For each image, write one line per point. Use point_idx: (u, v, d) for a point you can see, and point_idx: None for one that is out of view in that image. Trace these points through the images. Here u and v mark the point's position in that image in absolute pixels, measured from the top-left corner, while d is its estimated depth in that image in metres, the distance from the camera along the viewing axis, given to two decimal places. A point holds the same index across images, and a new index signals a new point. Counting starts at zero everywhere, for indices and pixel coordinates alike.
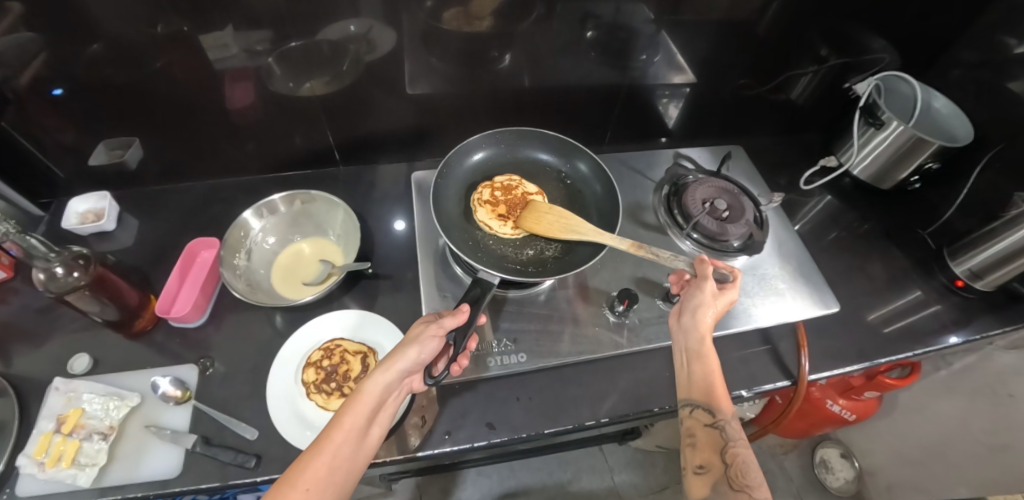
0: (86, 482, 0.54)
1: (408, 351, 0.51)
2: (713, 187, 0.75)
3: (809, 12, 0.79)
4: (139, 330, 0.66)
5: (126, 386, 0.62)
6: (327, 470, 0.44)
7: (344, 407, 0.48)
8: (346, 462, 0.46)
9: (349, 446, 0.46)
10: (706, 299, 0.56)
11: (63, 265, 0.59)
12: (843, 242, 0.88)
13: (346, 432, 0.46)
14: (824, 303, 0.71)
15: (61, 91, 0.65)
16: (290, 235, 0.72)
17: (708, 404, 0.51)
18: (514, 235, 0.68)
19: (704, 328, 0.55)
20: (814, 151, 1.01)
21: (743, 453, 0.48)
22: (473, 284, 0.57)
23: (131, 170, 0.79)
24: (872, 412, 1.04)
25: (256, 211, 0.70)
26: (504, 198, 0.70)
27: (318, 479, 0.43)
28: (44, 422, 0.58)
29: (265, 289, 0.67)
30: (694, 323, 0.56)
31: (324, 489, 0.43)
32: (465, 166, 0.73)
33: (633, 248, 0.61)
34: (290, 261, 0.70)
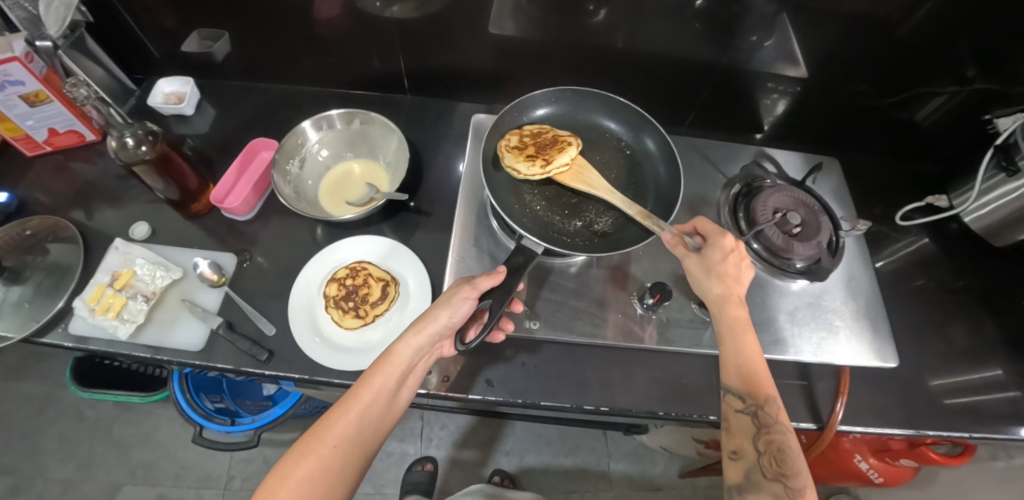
0: (125, 335, 0.60)
1: (440, 313, 0.50)
2: (792, 198, 0.66)
3: (965, 21, 0.66)
4: (196, 212, 0.70)
5: (174, 259, 0.67)
6: (355, 428, 0.44)
7: (374, 367, 0.48)
8: (374, 423, 0.46)
9: (376, 408, 0.46)
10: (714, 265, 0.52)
11: (135, 139, 0.62)
12: (925, 294, 0.78)
13: (374, 393, 0.46)
14: (886, 357, 0.63)
15: None
16: (343, 152, 0.72)
17: (743, 388, 0.47)
18: (543, 172, 0.59)
19: (733, 301, 0.50)
20: (924, 186, 0.88)
21: (781, 440, 0.44)
22: (516, 253, 0.55)
23: (216, 63, 0.81)
24: (904, 480, 0.94)
25: (312, 124, 0.70)
26: (535, 142, 0.62)
27: (345, 436, 0.44)
28: (101, 274, 0.64)
29: (309, 199, 0.68)
30: (722, 294, 0.50)
31: (351, 449, 0.44)
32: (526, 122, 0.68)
33: (638, 213, 0.55)
34: (339, 178, 0.71)
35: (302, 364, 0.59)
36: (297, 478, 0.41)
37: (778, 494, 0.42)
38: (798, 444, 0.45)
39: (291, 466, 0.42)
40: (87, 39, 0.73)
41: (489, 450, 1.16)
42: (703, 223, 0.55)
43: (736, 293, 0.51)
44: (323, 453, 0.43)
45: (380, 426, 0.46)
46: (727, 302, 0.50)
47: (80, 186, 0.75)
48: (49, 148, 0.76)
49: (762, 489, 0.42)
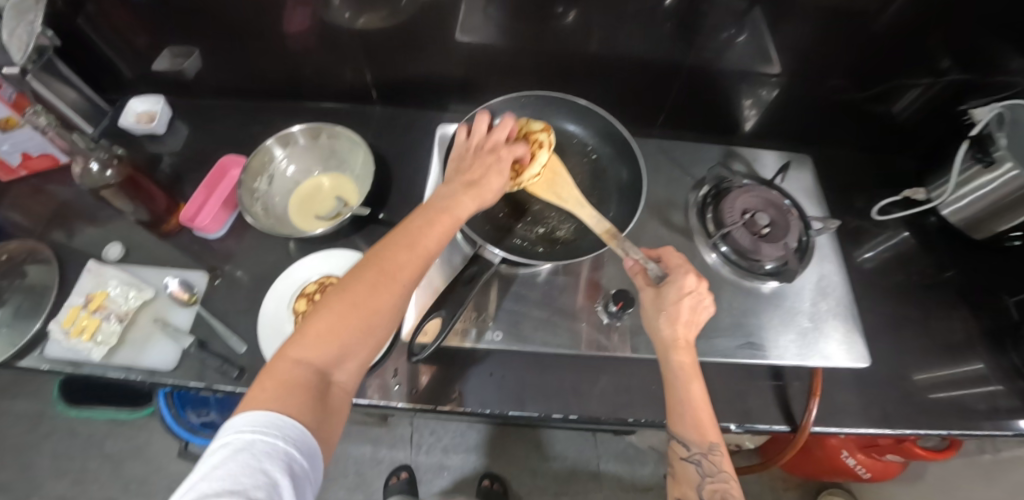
0: (98, 356, 0.61)
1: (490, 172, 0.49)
2: (760, 198, 0.66)
3: (937, 15, 0.65)
4: (168, 231, 0.71)
5: (147, 279, 0.67)
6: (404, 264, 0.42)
7: (426, 219, 0.45)
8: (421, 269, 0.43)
9: (429, 258, 0.44)
10: (666, 304, 0.50)
11: (100, 163, 0.63)
12: (903, 289, 0.77)
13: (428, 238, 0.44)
14: (859, 357, 0.62)
15: None
16: (311, 167, 0.73)
17: (686, 435, 0.46)
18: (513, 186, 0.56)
19: (679, 347, 0.49)
20: (901, 178, 0.87)
21: (723, 491, 0.44)
22: (471, 262, 0.54)
23: (188, 81, 0.81)
24: (892, 476, 0.94)
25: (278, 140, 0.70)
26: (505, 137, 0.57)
27: (396, 267, 0.42)
28: (75, 297, 0.65)
29: (280, 216, 0.69)
30: (669, 338, 0.49)
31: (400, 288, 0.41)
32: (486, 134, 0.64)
33: (606, 235, 0.55)
34: (309, 192, 0.71)
35: None
36: (352, 317, 0.39)
37: None
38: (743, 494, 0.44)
39: (341, 297, 0.40)
40: (57, 63, 0.73)
41: (480, 452, 1.16)
42: (669, 252, 0.55)
43: (682, 335, 0.49)
44: (380, 295, 0.40)
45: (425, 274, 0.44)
46: (672, 348, 0.49)
47: (56, 208, 0.76)
48: (23, 173, 0.77)
49: None
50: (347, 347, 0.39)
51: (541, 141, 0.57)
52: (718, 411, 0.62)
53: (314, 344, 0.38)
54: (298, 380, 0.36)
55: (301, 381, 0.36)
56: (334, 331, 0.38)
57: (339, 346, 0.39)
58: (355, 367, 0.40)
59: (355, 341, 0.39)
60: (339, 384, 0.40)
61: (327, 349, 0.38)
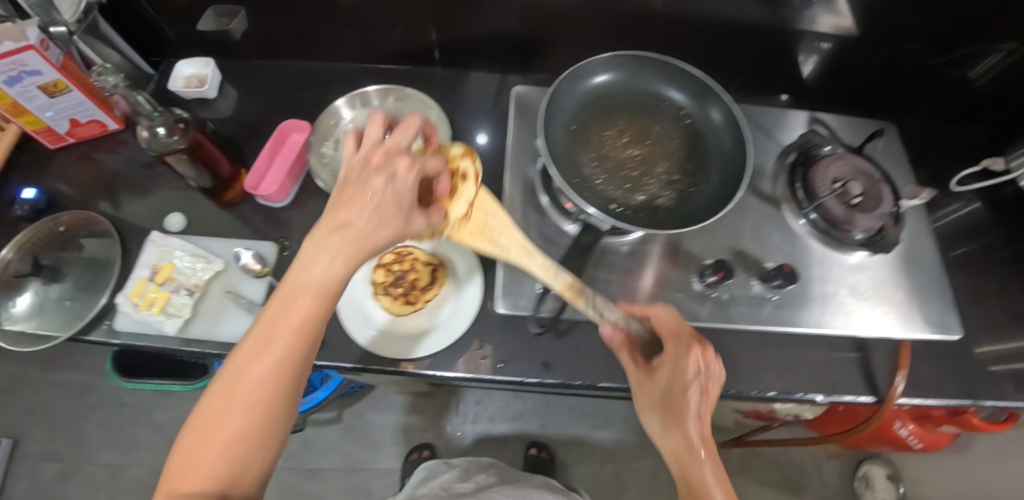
0: (172, 330, 0.59)
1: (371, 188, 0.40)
2: (850, 166, 0.63)
3: None
4: (229, 200, 0.67)
5: (213, 250, 0.65)
6: (270, 370, 0.35)
7: (291, 290, 0.37)
8: (299, 361, 0.37)
9: (305, 329, 0.37)
10: (673, 377, 0.46)
11: (165, 127, 0.57)
12: (979, 260, 0.75)
13: (296, 324, 0.37)
14: (951, 330, 0.61)
15: None
16: None
17: None
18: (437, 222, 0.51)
19: (695, 445, 0.43)
20: (978, 148, 0.83)
21: None
22: (580, 233, 0.51)
23: (234, 41, 0.77)
24: (942, 446, 0.94)
25: (359, 101, 0.69)
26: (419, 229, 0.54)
27: (262, 380, 0.35)
28: (140, 269, 0.63)
29: None
30: (682, 431, 0.43)
31: (274, 395, 0.35)
32: (578, 94, 0.56)
33: (569, 293, 0.50)
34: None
35: (353, 353, 0.58)
36: (218, 432, 0.34)
37: None
38: None
39: (205, 429, 0.34)
40: (99, 21, 0.68)
41: (525, 423, 1.17)
42: (667, 317, 0.49)
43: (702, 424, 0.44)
44: (249, 396, 0.35)
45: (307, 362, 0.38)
46: (684, 445, 0.43)
47: (108, 176, 0.73)
48: (71, 140, 0.74)
49: None
50: (225, 463, 0.33)
51: (463, 172, 0.53)
52: (804, 383, 0.61)
53: (181, 478, 0.33)
54: None
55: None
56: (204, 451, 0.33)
57: (213, 467, 0.33)
58: (251, 477, 0.35)
59: (231, 454, 0.34)
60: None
61: (203, 474, 0.33)
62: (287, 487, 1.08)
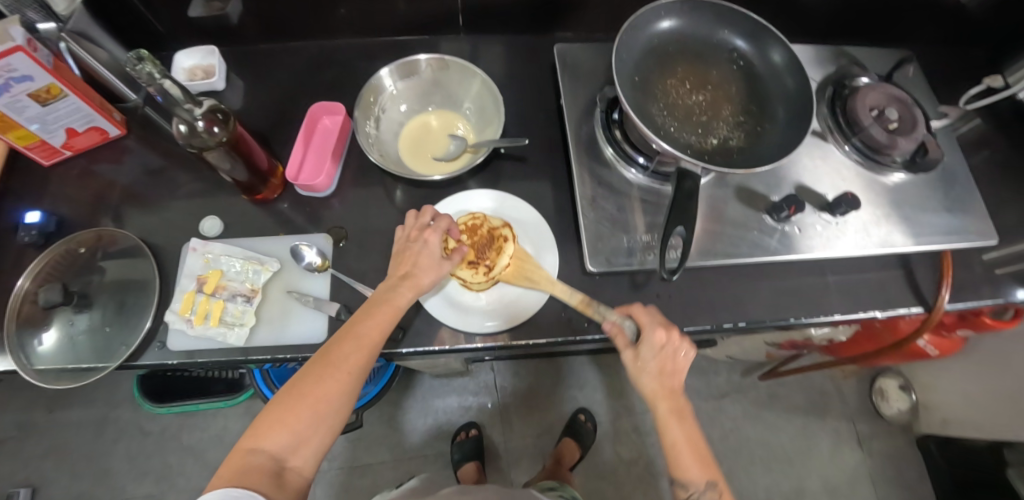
0: (237, 340, 0.56)
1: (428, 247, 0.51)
2: (885, 94, 0.66)
3: None
4: (265, 197, 0.62)
5: (260, 250, 0.61)
6: (354, 354, 0.45)
7: (372, 312, 0.48)
8: (369, 356, 0.46)
9: (376, 345, 0.47)
10: (650, 354, 0.49)
11: (203, 118, 0.52)
12: (993, 170, 0.79)
13: (375, 326, 0.47)
14: (987, 234, 0.66)
15: None
16: (416, 106, 0.66)
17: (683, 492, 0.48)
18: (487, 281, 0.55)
19: (666, 398, 0.48)
20: (974, 68, 0.87)
21: None
22: (679, 179, 0.47)
23: (232, 25, 0.70)
24: (954, 350, 1.02)
25: (399, 73, 0.63)
26: (471, 242, 0.57)
27: (347, 361, 0.45)
28: (186, 280, 0.58)
29: (395, 162, 0.62)
30: (660, 394, 0.48)
31: (349, 378, 0.45)
32: (638, 45, 0.56)
33: (581, 304, 0.52)
34: (420, 133, 0.65)
35: (435, 336, 0.55)
36: (301, 406, 0.42)
37: None
38: None
39: (296, 386, 0.43)
40: (81, 14, 0.61)
41: (565, 388, 1.18)
42: (638, 309, 0.51)
43: (676, 385, 0.49)
44: (327, 382, 0.44)
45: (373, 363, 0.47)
46: (659, 399, 0.48)
47: (119, 186, 0.67)
48: (69, 152, 0.67)
49: None
50: (298, 433, 0.42)
51: (505, 236, 0.57)
52: (863, 302, 0.64)
53: (264, 431, 0.41)
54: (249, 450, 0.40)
55: (253, 469, 0.39)
56: (285, 420, 0.42)
57: (290, 432, 0.42)
58: (310, 446, 0.42)
59: (305, 425, 0.42)
60: (295, 470, 0.41)
61: (281, 435, 0.41)
62: (337, 487, 1.06)
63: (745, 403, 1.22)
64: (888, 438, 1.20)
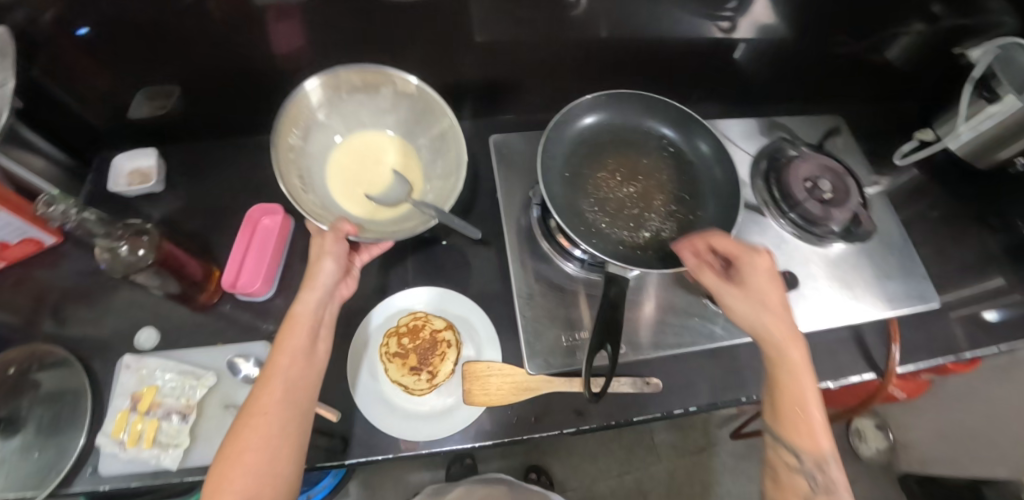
0: (172, 462, 0.53)
1: (320, 265, 0.50)
2: (818, 164, 0.68)
3: None
4: (205, 303, 0.62)
5: (199, 362, 0.59)
6: (283, 384, 0.46)
7: (284, 330, 0.48)
8: (297, 380, 0.47)
9: (301, 362, 0.47)
10: (756, 279, 0.48)
11: (128, 243, 0.52)
12: (928, 220, 0.83)
13: (294, 349, 0.47)
14: (928, 297, 0.67)
15: (87, 31, 0.55)
16: (361, 124, 0.63)
17: (791, 440, 0.46)
18: (431, 388, 0.55)
19: (789, 342, 0.46)
20: (906, 121, 0.92)
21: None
22: (607, 283, 0.48)
23: (173, 124, 0.70)
24: (922, 391, 1.03)
25: (362, 93, 0.60)
26: (413, 345, 0.57)
27: (277, 392, 0.45)
28: (118, 399, 0.56)
29: (320, 183, 0.58)
30: (772, 335, 0.46)
31: (282, 409, 0.45)
32: (567, 140, 0.58)
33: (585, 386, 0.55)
34: (360, 160, 0.61)
35: (380, 444, 0.53)
36: (241, 450, 0.42)
37: None
38: None
39: (235, 433, 0.43)
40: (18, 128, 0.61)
41: (539, 453, 1.15)
42: (721, 239, 0.49)
43: (783, 320, 0.47)
44: (259, 420, 0.44)
45: (307, 384, 0.47)
46: (777, 345, 0.46)
47: (52, 297, 0.65)
48: (1, 263, 0.65)
49: None
50: (252, 479, 0.42)
51: (448, 340, 0.58)
52: (815, 373, 0.65)
53: (217, 488, 0.41)
54: None
55: None
56: (230, 465, 0.42)
57: (241, 479, 0.42)
58: (270, 488, 0.43)
59: (256, 469, 0.42)
60: None
61: (235, 485, 0.41)
62: None
63: (726, 456, 1.20)
64: (871, 480, 1.19)
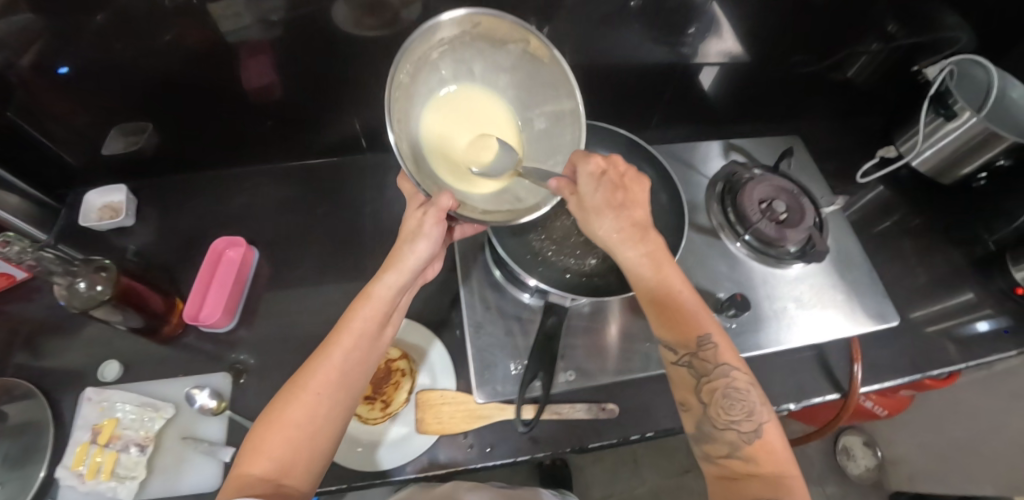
0: (127, 494, 0.54)
1: (414, 247, 0.47)
2: (773, 186, 0.69)
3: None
4: (170, 334, 0.63)
5: (159, 394, 0.60)
6: (347, 357, 0.45)
7: (353, 310, 0.47)
8: (360, 360, 0.46)
9: (365, 342, 0.46)
10: (589, 186, 0.45)
11: (87, 279, 0.54)
12: (894, 236, 0.84)
13: (363, 324, 0.46)
14: (888, 315, 0.68)
15: (68, 70, 0.56)
16: (471, 77, 0.49)
17: (674, 340, 0.47)
18: (384, 417, 0.55)
19: (627, 244, 0.47)
20: (870, 138, 0.94)
21: (723, 388, 0.45)
22: (546, 313, 0.52)
23: (146, 158, 0.72)
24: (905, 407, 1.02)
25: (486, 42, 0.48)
26: None
27: (341, 364, 0.45)
28: (79, 432, 0.57)
29: (415, 134, 0.44)
30: (615, 243, 0.47)
31: (340, 383, 0.44)
32: None
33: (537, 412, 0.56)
34: (462, 118, 0.48)
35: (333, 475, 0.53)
36: (294, 405, 0.42)
37: (732, 441, 0.44)
38: (774, 420, 0.44)
39: (292, 389, 0.43)
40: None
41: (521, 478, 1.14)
42: (578, 156, 0.46)
43: (626, 222, 0.47)
44: (315, 384, 0.43)
45: (369, 363, 0.47)
46: (619, 246, 0.47)
47: (21, 332, 0.66)
48: None
49: (716, 438, 0.45)
50: (294, 439, 0.42)
51: (402, 368, 0.58)
52: (776, 395, 0.64)
53: (263, 441, 0.41)
54: (254, 461, 0.40)
55: (255, 481, 0.39)
56: (273, 433, 0.41)
57: (288, 436, 0.42)
58: (311, 454, 0.42)
59: (302, 433, 0.42)
60: (294, 481, 0.41)
61: (270, 451, 0.41)
62: None
63: None
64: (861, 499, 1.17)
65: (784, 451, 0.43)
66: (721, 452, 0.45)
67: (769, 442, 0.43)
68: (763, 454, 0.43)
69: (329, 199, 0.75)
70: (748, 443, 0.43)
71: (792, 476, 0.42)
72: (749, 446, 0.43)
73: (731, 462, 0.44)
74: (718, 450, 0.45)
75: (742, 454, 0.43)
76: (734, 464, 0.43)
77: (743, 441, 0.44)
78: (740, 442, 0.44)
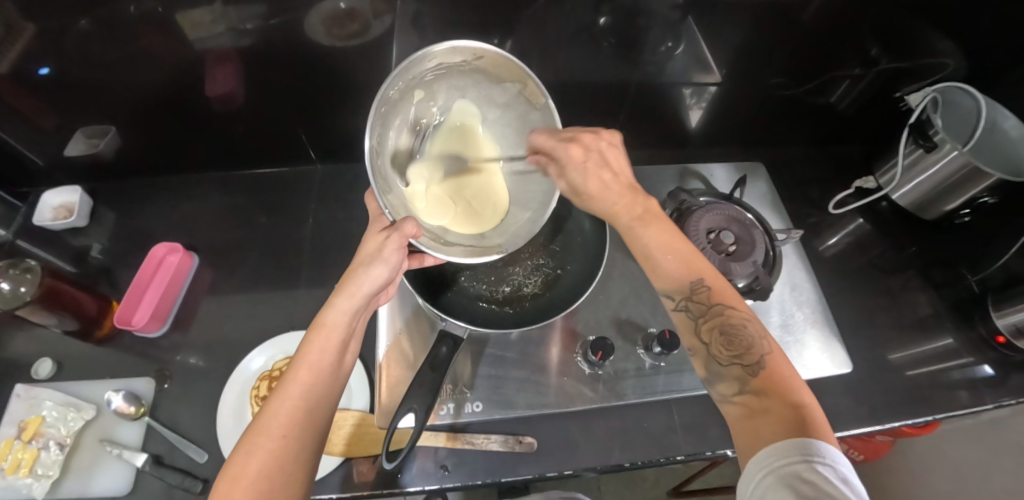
0: (40, 493, 0.55)
1: (369, 270, 0.43)
2: (723, 215, 0.65)
3: (848, 21, 0.67)
4: (104, 336, 0.65)
5: (86, 395, 0.61)
6: (309, 389, 0.40)
7: (307, 343, 0.42)
8: (322, 391, 0.41)
9: (329, 373, 0.41)
10: (571, 158, 0.48)
11: (12, 281, 0.57)
12: (868, 274, 0.79)
13: (320, 355, 0.41)
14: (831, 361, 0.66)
15: (48, 70, 0.56)
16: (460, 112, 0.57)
17: (669, 286, 0.45)
18: None
19: (618, 207, 0.48)
20: (851, 168, 0.90)
21: (723, 319, 0.43)
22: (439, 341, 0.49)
23: (108, 161, 0.73)
24: (883, 453, 0.95)
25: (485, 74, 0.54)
26: None
27: (302, 400, 0.39)
28: (6, 427, 0.58)
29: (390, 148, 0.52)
30: (609, 208, 0.48)
31: (302, 423, 0.39)
32: None
33: (449, 440, 0.55)
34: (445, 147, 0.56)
35: None
36: (253, 455, 0.36)
37: (741, 375, 0.41)
38: (777, 346, 0.42)
39: (250, 437, 0.37)
40: None
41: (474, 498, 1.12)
42: (540, 138, 0.50)
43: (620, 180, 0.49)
44: (276, 425, 0.38)
45: (331, 394, 0.42)
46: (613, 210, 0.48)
47: None
48: None
49: (728, 375, 0.42)
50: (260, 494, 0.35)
51: None
52: (713, 438, 0.59)
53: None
54: None
55: None
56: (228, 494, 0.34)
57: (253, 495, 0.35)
58: None
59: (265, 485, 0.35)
60: None
61: None
62: None
63: None
64: None
65: (791, 367, 0.41)
66: (733, 389, 0.41)
67: (772, 365, 0.41)
68: (774, 380, 0.40)
69: (279, 210, 0.76)
70: (756, 374, 0.41)
71: (807, 401, 0.38)
72: (760, 375, 0.40)
73: (746, 399, 0.40)
74: (731, 388, 0.41)
75: (752, 387, 0.40)
76: (749, 399, 0.40)
77: (749, 374, 0.41)
78: (749, 375, 0.41)
